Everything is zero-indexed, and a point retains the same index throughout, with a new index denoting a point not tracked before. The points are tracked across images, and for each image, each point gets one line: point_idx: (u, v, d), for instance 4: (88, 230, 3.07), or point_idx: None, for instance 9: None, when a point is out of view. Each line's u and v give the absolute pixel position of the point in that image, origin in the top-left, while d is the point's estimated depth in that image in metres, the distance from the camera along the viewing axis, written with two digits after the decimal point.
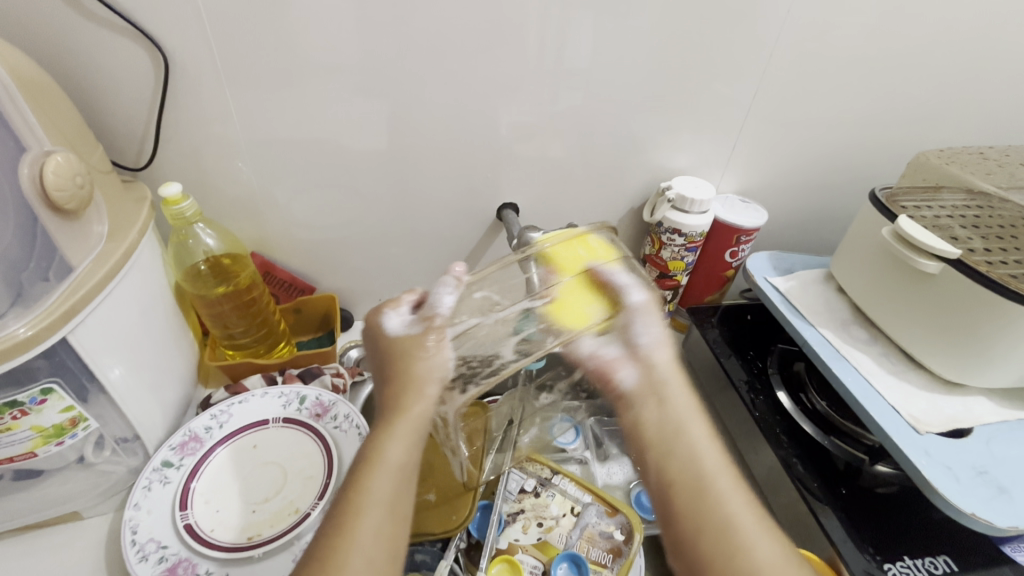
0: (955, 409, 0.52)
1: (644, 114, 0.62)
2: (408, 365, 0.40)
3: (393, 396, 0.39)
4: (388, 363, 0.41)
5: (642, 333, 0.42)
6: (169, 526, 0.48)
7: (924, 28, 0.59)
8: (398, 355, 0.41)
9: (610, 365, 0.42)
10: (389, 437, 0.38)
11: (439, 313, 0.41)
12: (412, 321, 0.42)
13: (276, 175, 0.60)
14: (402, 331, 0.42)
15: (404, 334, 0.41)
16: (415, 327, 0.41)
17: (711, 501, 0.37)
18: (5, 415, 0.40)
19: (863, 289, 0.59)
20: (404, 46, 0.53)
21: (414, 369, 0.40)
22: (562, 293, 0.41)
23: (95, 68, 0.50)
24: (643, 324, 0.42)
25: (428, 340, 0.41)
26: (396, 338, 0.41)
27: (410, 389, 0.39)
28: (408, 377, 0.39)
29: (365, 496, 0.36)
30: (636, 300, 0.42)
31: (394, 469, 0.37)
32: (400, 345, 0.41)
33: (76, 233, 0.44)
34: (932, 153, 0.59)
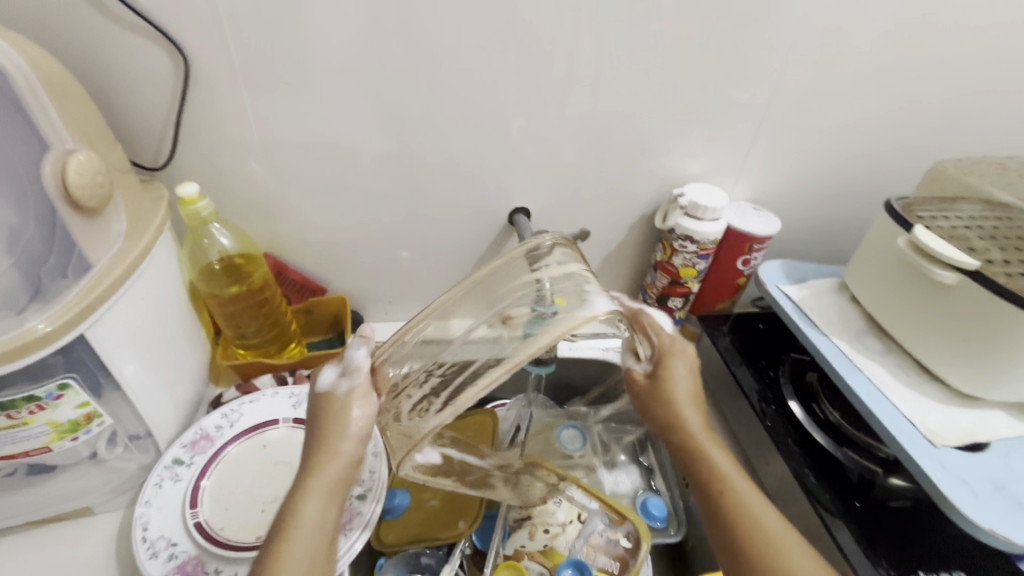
0: (971, 422, 0.51)
1: (657, 121, 0.62)
2: (329, 426, 0.41)
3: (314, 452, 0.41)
4: (313, 422, 0.42)
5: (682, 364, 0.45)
6: (180, 524, 0.48)
7: (942, 37, 0.58)
8: (323, 420, 0.41)
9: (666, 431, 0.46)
10: (308, 492, 0.39)
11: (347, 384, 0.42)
12: (341, 377, 0.43)
13: (291, 177, 0.61)
14: (330, 388, 0.43)
15: (331, 393, 0.42)
16: (340, 384, 0.42)
17: (732, 497, 0.40)
18: (22, 410, 0.41)
19: (877, 299, 0.59)
20: (423, 52, 0.54)
21: (330, 432, 0.41)
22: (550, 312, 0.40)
23: (117, 70, 0.51)
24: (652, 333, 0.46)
25: (355, 401, 0.42)
26: (324, 400, 0.42)
27: (326, 450, 0.40)
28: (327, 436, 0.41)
29: (283, 555, 0.36)
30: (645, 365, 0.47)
31: (312, 529, 0.38)
32: (323, 404, 0.42)
33: (95, 231, 0.44)
34: (949, 162, 0.58)
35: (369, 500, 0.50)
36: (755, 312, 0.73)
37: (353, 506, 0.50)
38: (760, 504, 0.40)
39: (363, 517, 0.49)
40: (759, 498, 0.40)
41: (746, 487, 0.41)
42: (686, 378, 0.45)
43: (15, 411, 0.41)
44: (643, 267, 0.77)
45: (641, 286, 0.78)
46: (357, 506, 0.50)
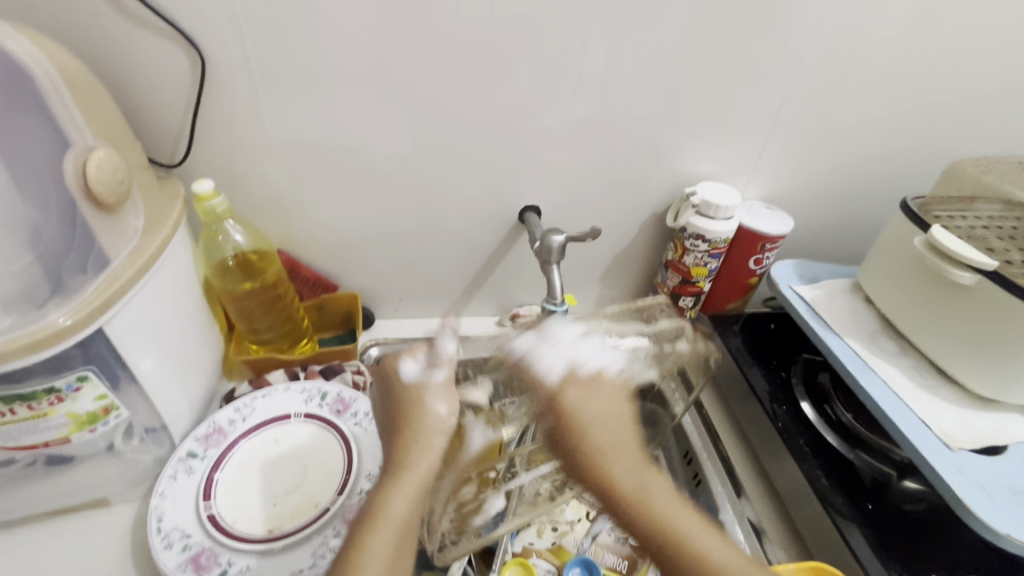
0: (989, 425, 0.50)
1: (670, 119, 0.61)
2: (416, 420, 0.41)
3: (399, 445, 0.40)
4: (398, 415, 0.42)
5: (590, 405, 0.40)
6: (193, 516, 0.49)
7: (962, 34, 0.57)
8: (403, 410, 0.42)
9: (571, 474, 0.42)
10: (392, 490, 0.38)
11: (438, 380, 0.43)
12: (429, 368, 0.44)
13: (304, 175, 0.61)
14: (417, 380, 0.43)
15: (417, 385, 0.43)
16: (430, 375, 0.43)
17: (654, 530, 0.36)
18: (42, 402, 0.42)
19: (892, 300, 0.58)
20: (436, 51, 0.54)
21: (420, 427, 0.41)
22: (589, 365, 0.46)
23: (136, 69, 0.51)
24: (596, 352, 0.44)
25: (440, 396, 0.42)
26: (411, 392, 0.43)
27: (418, 443, 0.40)
28: (415, 428, 0.41)
29: (366, 552, 0.36)
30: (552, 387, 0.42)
31: (397, 526, 0.37)
32: (410, 394, 0.42)
33: (114, 227, 0.45)
34: (969, 161, 0.57)
35: None
36: (766, 312, 0.72)
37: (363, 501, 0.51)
38: (695, 535, 0.36)
39: None
40: (690, 516, 0.37)
41: (677, 510, 0.37)
42: (602, 421, 0.40)
43: (35, 403, 0.41)
44: (654, 267, 0.77)
45: (652, 286, 0.78)
46: None
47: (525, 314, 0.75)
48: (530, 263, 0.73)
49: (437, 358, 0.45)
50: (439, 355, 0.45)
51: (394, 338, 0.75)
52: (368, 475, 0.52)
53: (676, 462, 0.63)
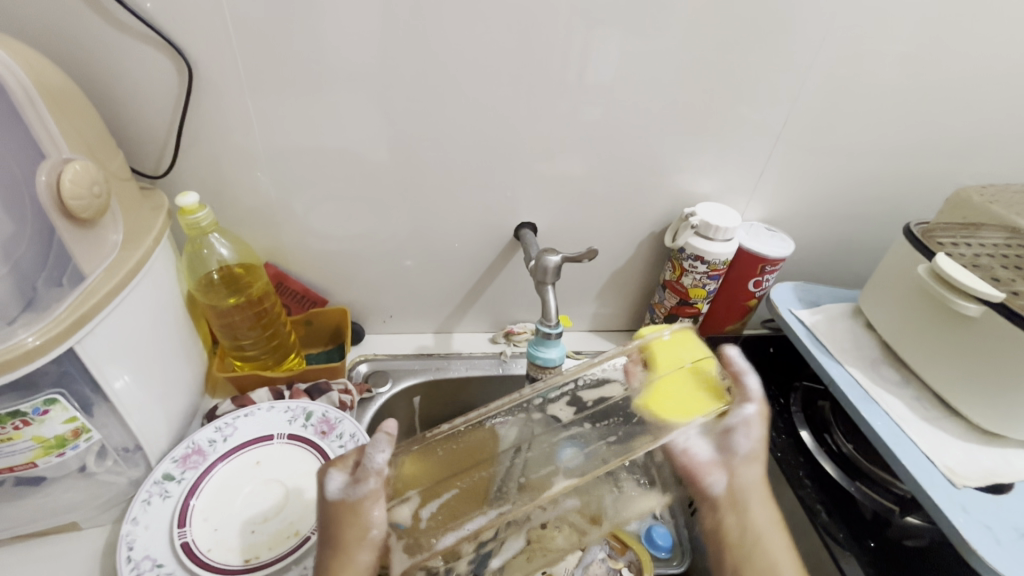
0: (994, 462, 0.48)
1: (670, 137, 0.60)
2: (351, 529, 0.42)
3: (329, 559, 0.41)
4: (331, 531, 0.42)
5: (743, 443, 0.48)
6: (167, 543, 0.47)
7: (967, 58, 0.56)
8: (339, 522, 0.42)
9: (699, 472, 0.48)
10: None
11: (750, 387, 0.48)
12: (349, 484, 0.43)
13: (295, 187, 0.60)
14: (341, 495, 0.43)
15: (343, 500, 0.43)
16: (352, 491, 0.43)
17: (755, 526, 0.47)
18: (7, 425, 0.40)
19: (894, 328, 0.57)
20: (433, 65, 0.53)
21: (352, 538, 0.41)
22: (660, 385, 0.47)
23: (119, 76, 0.50)
24: (746, 435, 0.47)
25: (376, 500, 0.43)
26: (338, 507, 0.42)
27: (346, 546, 0.41)
28: (342, 543, 0.41)
29: None
30: (749, 408, 0.47)
31: None
32: (339, 512, 0.42)
33: (90, 241, 0.43)
34: (974, 190, 0.55)
35: None
36: (764, 334, 0.72)
37: None
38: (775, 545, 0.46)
39: None
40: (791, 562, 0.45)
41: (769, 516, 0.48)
42: (711, 454, 0.48)
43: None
44: (651, 286, 0.75)
45: (648, 305, 0.76)
46: None
47: (519, 332, 0.74)
48: (525, 280, 0.72)
49: (749, 419, 0.48)
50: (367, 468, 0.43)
51: (384, 354, 0.73)
52: None
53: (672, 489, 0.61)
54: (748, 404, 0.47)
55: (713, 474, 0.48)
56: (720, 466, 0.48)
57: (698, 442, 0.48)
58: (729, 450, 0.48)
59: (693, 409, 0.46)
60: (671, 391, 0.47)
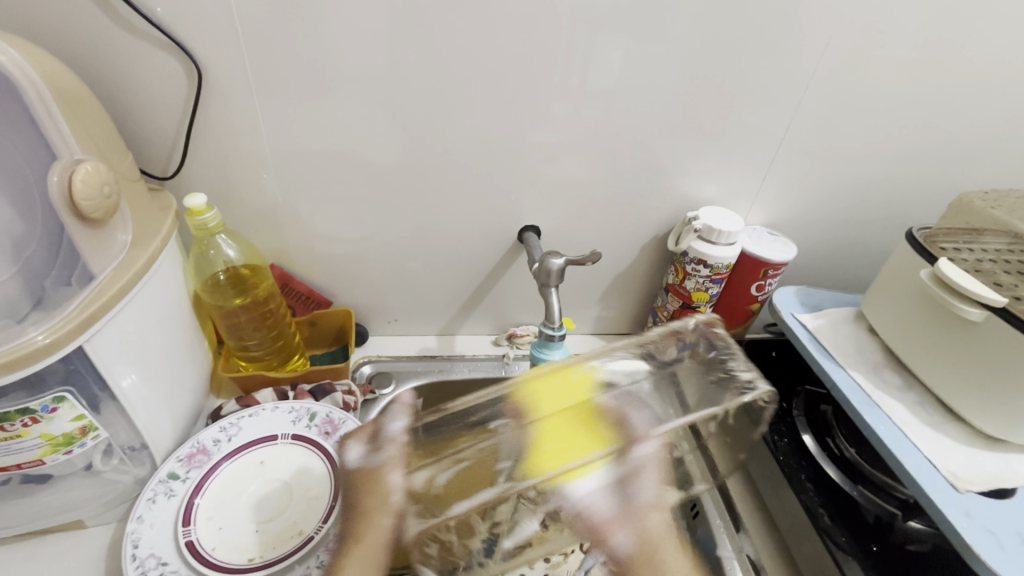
0: (998, 467, 0.48)
1: (673, 141, 0.60)
2: (370, 496, 0.38)
3: (351, 526, 0.39)
4: (351, 501, 0.39)
5: (639, 490, 0.43)
6: (172, 541, 0.47)
7: (969, 64, 0.57)
8: (358, 491, 0.39)
9: (603, 535, 0.43)
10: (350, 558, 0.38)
11: (649, 434, 0.42)
12: (368, 453, 0.40)
13: (301, 189, 0.60)
14: (361, 463, 0.39)
15: (366, 468, 0.39)
16: (373, 459, 0.39)
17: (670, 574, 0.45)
18: (16, 422, 0.40)
19: (897, 332, 0.57)
20: (439, 68, 0.53)
21: (373, 505, 0.38)
22: (546, 441, 0.41)
23: (129, 79, 0.51)
24: (638, 480, 0.43)
25: (394, 468, 0.39)
26: (360, 476, 0.39)
27: (370, 508, 0.38)
28: (364, 512, 0.38)
29: None
30: (640, 452, 0.42)
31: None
32: (358, 481, 0.39)
33: (100, 241, 0.44)
34: (977, 195, 0.55)
35: None
36: (767, 338, 0.72)
37: None
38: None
39: None
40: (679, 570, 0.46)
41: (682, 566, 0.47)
42: (613, 511, 0.43)
43: (8, 423, 0.40)
44: (654, 289, 0.76)
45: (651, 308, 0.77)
46: None
47: (522, 334, 0.74)
48: (528, 282, 0.72)
49: (637, 464, 0.42)
50: (386, 437, 0.41)
51: (387, 355, 0.73)
52: None
53: None
54: (643, 446, 0.42)
55: (614, 535, 0.43)
56: (622, 524, 0.43)
57: (591, 497, 0.41)
58: (630, 515, 0.43)
59: (568, 462, 0.40)
60: (541, 441, 0.41)
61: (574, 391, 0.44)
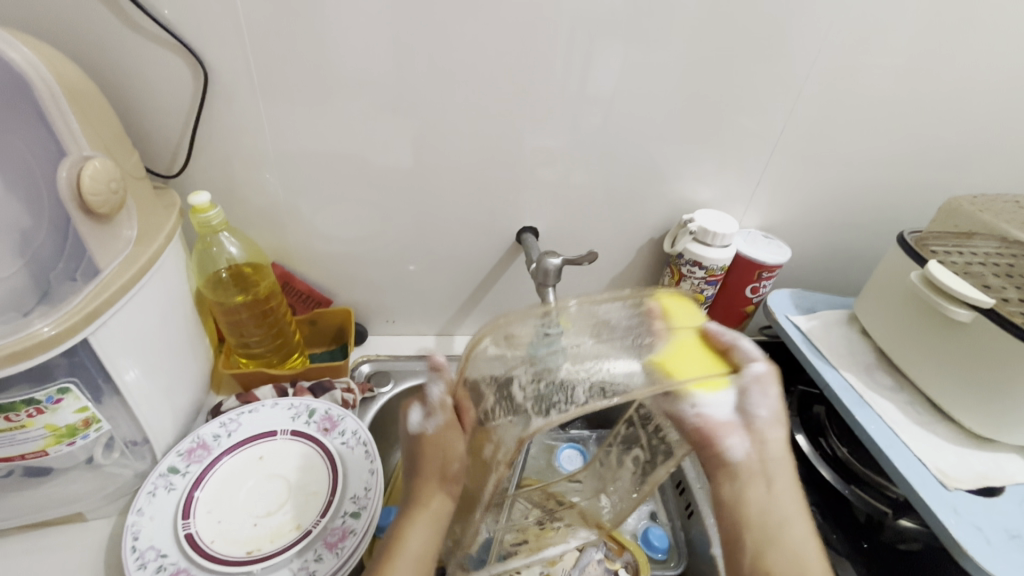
0: (987, 466, 0.49)
1: (671, 145, 0.62)
2: (427, 465, 0.41)
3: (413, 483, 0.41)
4: (410, 462, 0.42)
5: (761, 406, 0.38)
6: (171, 534, 0.48)
7: (959, 72, 0.58)
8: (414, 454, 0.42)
9: (715, 436, 0.38)
10: (409, 529, 0.40)
11: (756, 351, 0.38)
12: (427, 416, 0.41)
13: (303, 189, 0.61)
14: (419, 430, 0.41)
15: (421, 433, 0.41)
16: (427, 425, 0.40)
17: (783, 506, 0.39)
18: (21, 413, 0.41)
19: (888, 334, 0.58)
20: (441, 70, 0.54)
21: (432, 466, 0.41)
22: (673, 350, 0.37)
23: (137, 80, 0.52)
24: (760, 394, 0.38)
25: (451, 436, 0.40)
26: (418, 439, 0.41)
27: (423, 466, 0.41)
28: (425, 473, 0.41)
29: (399, 550, 0.40)
30: (754, 370, 0.37)
31: (413, 558, 0.40)
32: (417, 445, 0.41)
33: (105, 237, 0.45)
34: (965, 199, 0.57)
35: (362, 518, 0.49)
36: (762, 340, 0.72)
37: (345, 524, 0.49)
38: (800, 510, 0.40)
39: (354, 537, 0.48)
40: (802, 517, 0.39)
41: (793, 490, 0.39)
42: (728, 412, 0.38)
43: (14, 414, 0.40)
44: None
45: None
46: (350, 524, 0.49)
47: None
48: (525, 284, 0.73)
49: (761, 380, 0.38)
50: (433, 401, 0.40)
51: (386, 354, 0.74)
52: (352, 497, 0.51)
53: (668, 491, 0.63)
54: (755, 364, 0.37)
55: (733, 436, 0.39)
56: (740, 426, 0.39)
57: (714, 407, 0.38)
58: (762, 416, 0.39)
59: (705, 372, 0.36)
60: (684, 352, 0.37)
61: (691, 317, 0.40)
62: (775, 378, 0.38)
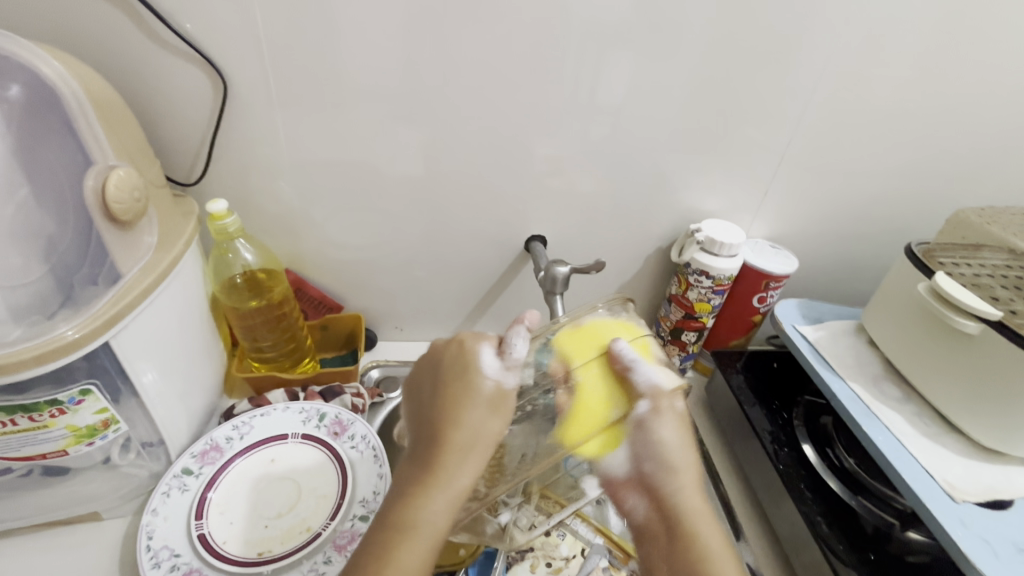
0: (996, 478, 0.49)
1: (678, 155, 0.62)
2: (468, 422, 0.38)
3: (443, 435, 0.37)
4: (444, 408, 0.38)
5: (652, 455, 0.38)
6: (184, 535, 0.49)
7: (967, 84, 0.58)
8: (457, 401, 0.38)
9: (618, 494, 0.40)
10: (431, 498, 0.36)
11: (648, 378, 0.38)
12: (502, 366, 0.39)
13: (316, 196, 0.63)
14: (488, 377, 0.39)
15: (485, 383, 0.39)
16: (502, 376, 0.39)
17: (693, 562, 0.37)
18: (44, 413, 0.42)
19: (896, 345, 0.58)
20: (453, 82, 0.56)
21: (474, 423, 0.38)
22: (577, 405, 0.38)
23: (159, 91, 0.53)
24: (652, 441, 0.38)
25: (506, 404, 0.38)
26: (473, 386, 0.39)
27: (465, 421, 0.38)
28: (464, 428, 0.37)
29: (417, 528, 0.35)
30: (641, 409, 0.38)
31: (432, 539, 0.35)
32: (469, 390, 0.38)
33: (128, 243, 0.46)
34: (973, 212, 0.56)
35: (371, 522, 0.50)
36: (769, 350, 0.72)
37: (354, 527, 0.50)
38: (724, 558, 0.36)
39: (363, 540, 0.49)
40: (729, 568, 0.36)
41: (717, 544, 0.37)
42: (631, 469, 0.39)
43: (37, 414, 0.42)
44: (657, 300, 0.77)
45: (654, 319, 0.78)
46: (358, 527, 0.50)
47: None
48: (533, 292, 0.74)
49: (646, 421, 0.38)
50: (515, 357, 0.39)
51: (395, 360, 0.75)
52: (361, 501, 0.51)
53: None
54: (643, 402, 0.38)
55: (628, 495, 0.40)
56: (637, 481, 0.39)
57: (616, 461, 0.39)
58: (658, 465, 0.38)
59: (595, 426, 0.37)
60: (586, 398, 0.38)
61: (596, 346, 0.39)
62: (671, 415, 0.38)
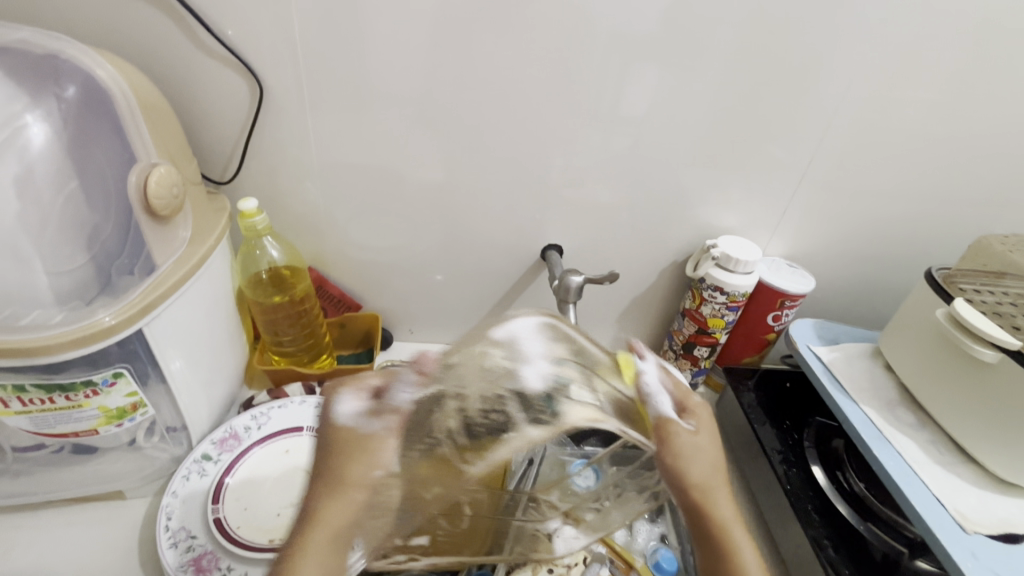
0: (1010, 512, 0.48)
1: (697, 170, 0.63)
2: (346, 466, 0.32)
3: (320, 483, 0.31)
4: (317, 457, 0.32)
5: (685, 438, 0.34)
6: (200, 518, 0.51)
7: (995, 110, 0.58)
8: (327, 449, 0.32)
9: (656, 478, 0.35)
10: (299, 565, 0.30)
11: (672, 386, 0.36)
12: (367, 414, 0.32)
13: (342, 198, 0.65)
14: (354, 424, 0.32)
15: (357, 430, 0.32)
16: (369, 423, 0.32)
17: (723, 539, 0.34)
18: (79, 393, 0.44)
19: (913, 370, 0.57)
20: (478, 92, 0.58)
21: (353, 467, 0.31)
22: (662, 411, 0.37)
23: (199, 93, 0.56)
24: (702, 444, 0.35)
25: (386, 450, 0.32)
26: (344, 436, 0.32)
27: (344, 474, 0.31)
28: (343, 477, 0.31)
29: None
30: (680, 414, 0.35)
31: None
32: (339, 439, 0.32)
33: (164, 237, 0.49)
34: (997, 239, 0.55)
35: None
36: (782, 369, 0.72)
37: None
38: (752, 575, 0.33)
39: None
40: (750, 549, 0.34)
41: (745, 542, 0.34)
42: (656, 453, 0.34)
43: (73, 393, 0.44)
44: (671, 313, 0.77)
45: (667, 333, 0.78)
46: None
47: None
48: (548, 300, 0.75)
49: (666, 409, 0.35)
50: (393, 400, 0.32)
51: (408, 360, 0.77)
52: None
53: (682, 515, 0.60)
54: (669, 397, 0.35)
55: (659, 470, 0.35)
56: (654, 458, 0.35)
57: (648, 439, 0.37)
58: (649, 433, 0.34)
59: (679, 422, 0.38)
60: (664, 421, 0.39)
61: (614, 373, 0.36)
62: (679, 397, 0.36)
